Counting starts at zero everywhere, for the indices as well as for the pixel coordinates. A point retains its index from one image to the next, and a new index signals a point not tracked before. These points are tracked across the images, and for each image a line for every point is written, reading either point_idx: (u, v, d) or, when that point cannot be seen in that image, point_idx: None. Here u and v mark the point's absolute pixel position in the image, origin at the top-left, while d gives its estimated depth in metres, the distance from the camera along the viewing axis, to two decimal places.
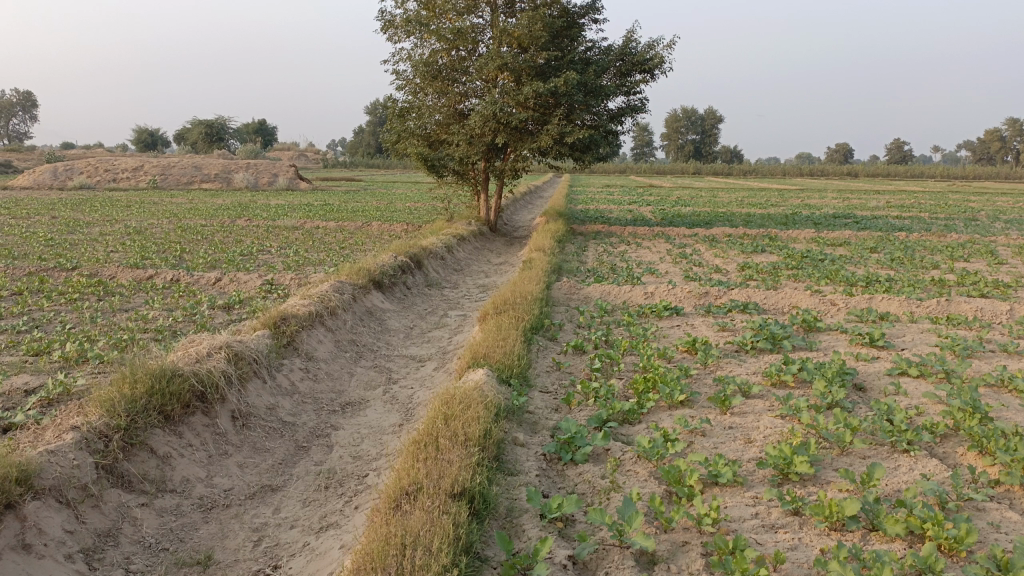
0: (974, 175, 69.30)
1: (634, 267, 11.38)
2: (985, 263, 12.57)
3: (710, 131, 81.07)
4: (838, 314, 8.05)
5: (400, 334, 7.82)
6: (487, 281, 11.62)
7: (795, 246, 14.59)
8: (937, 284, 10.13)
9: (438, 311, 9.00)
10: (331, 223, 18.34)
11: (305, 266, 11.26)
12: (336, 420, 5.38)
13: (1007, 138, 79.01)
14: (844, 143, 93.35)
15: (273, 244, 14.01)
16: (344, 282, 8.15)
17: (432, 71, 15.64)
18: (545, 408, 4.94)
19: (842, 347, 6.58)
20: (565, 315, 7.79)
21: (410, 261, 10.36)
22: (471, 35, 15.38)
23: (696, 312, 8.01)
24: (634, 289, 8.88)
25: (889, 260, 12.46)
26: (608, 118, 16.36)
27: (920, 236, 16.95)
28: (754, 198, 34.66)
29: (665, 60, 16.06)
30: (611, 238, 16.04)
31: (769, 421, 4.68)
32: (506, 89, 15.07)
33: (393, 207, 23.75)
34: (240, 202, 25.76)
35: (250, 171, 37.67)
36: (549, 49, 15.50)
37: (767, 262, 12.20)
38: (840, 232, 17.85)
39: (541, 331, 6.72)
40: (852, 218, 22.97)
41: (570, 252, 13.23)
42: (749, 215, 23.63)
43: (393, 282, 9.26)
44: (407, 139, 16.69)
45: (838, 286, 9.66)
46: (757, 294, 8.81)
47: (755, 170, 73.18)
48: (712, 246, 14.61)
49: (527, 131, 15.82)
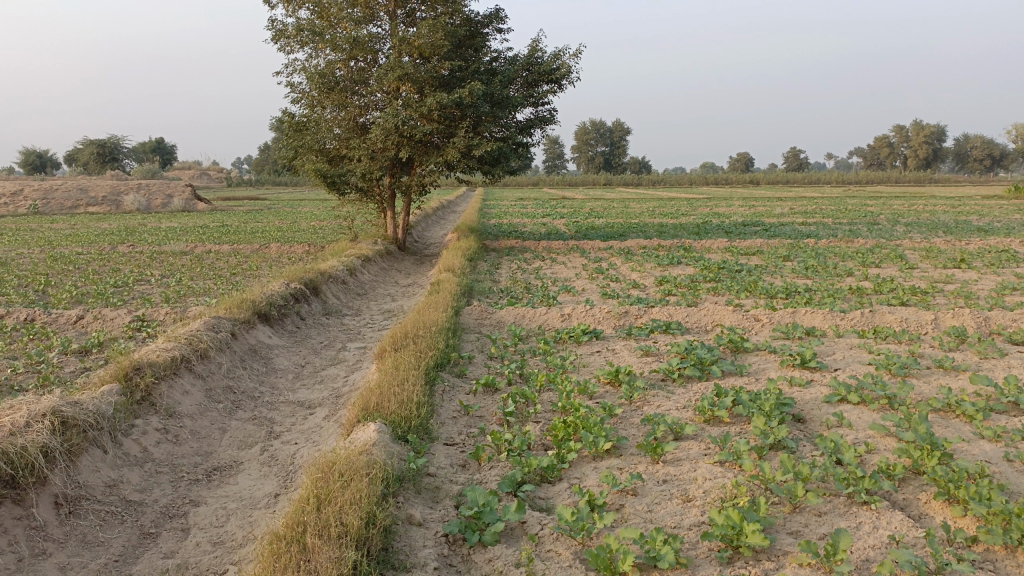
0: (867, 180, 72.71)
1: (549, 286, 10.77)
2: (897, 269, 12.58)
3: (620, 143, 82.49)
4: (764, 332, 7.58)
5: (289, 374, 6.90)
6: (393, 305, 10.77)
7: (710, 257, 14.36)
8: (855, 292, 9.90)
9: (335, 344, 8.09)
10: (225, 246, 17.05)
11: (187, 297, 10.12)
12: (197, 493, 4.45)
13: (895, 144, 83.52)
14: (746, 153, 96.74)
15: (154, 272, 12.74)
16: (223, 317, 7.17)
17: (328, 82, 14.67)
18: (450, 467, 4.18)
19: (773, 370, 6.08)
20: (475, 344, 7.04)
21: (304, 288, 9.41)
22: (370, 45, 14.56)
23: (617, 335, 7.41)
24: (550, 311, 8.23)
25: (804, 268, 12.30)
26: (517, 129, 15.76)
27: (829, 242, 17.04)
28: (665, 208, 35.01)
29: (572, 70, 15.58)
30: (525, 253, 15.44)
31: (707, 470, 4.04)
32: (408, 101, 14.29)
33: (295, 227, 22.49)
34: (128, 226, 23.96)
35: (143, 192, 35.49)
36: (452, 59, 14.81)
37: (684, 275, 11.83)
38: (752, 240, 17.83)
39: (447, 367, 5.94)
40: (761, 225, 23.19)
41: (481, 270, 12.51)
42: (662, 225, 23.52)
43: (284, 313, 8.30)
44: (305, 155, 15.65)
45: (759, 299, 9.29)
46: (678, 312, 8.29)
47: (663, 179, 74.57)
48: (628, 259, 14.18)
49: (433, 144, 15.09)
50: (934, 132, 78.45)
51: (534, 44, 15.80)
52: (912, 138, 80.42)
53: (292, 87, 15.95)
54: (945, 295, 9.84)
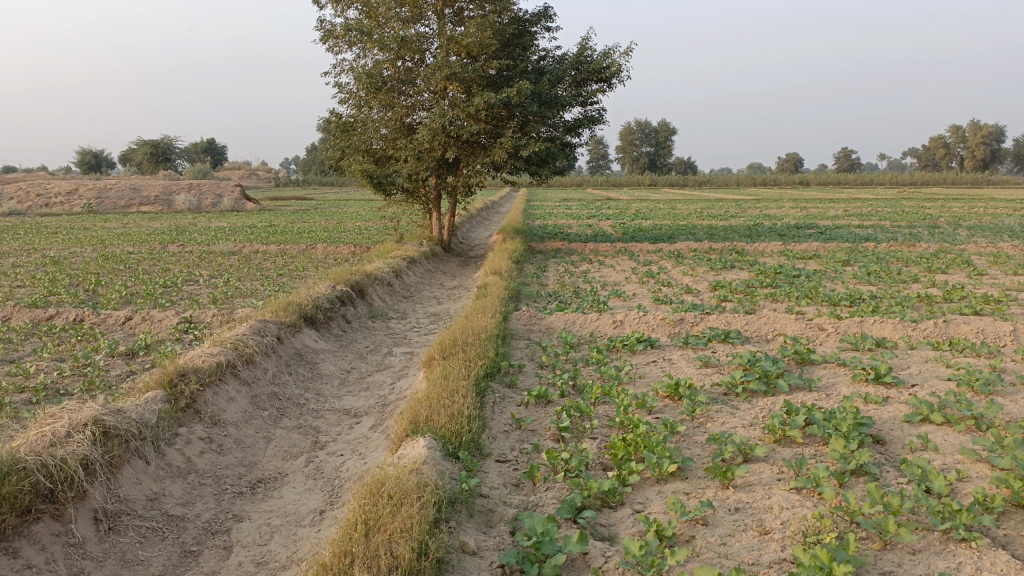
0: (921, 181, 70.53)
1: (598, 290, 10.47)
2: (964, 275, 11.97)
3: (665, 144, 81.55)
4: (829, 342, 7.19)
5: (335, 380, 6.74)
6: (439, 308, 10.59)
7: (764, 261, 13.89)
8: (923, 300, 9.39)
9: (381, 349, 7.91)
10: (271, 246, 17.11)
11: (234, 298, 10.07)
12: (240, 507, 4.27)
13: (951, 144, 80.99)
14: (794, 154, 94.88)
15: (202, 273, 12.79)
16: (269, 320, 7.04)
17: (375, 83, 14.59)
18: (503, 488, 3.92)
19: (843, 385, 5.71)
20: (524, 352, 6.79)
21: (350, 291, 9.27)
22: (418, 45, 14.44)
23: (673, 343, 7.09)
24: (601, 317, 7.94)
25: (866, 274, 11.79)
26: (565, 129, 15.48)
27: (888, 246, 16.38)
28: (713, 209, 34.35)
29: (622, 68, 15.24)
30: (572, 256, 15.15)
31: (782, 497, 3.73)
32: (456, 101, 14.12)
33: (341, 228, 22.56)
34: (178, 226, 24.31)
35: (193, 192, 36.09)
36: (501, 58, 14.60)
37: (739, 280, 11.42)
38: (807, 243, 17.27)
39: (498, 377, 5.69)
40: (815, 228, 22.50)
41: (528, 273, 12.27)
42: (711, 227, 22.99)
43: (329, 317, 8.16)
44: (351, 156, 15.59)
45: (821, 307, 8.87)
46: (736, 320, 7.93)
47: (709, 180, 73.42)
48: (679, 262, 13.79)
49: (480, 145, 14.90)
50: (993, 132, 75.78)
51: (584, 42, 15.49)
52: (970, 137, 77.84)
53: (340, 87, 15.91)
54: (1021, 304, 9.28)
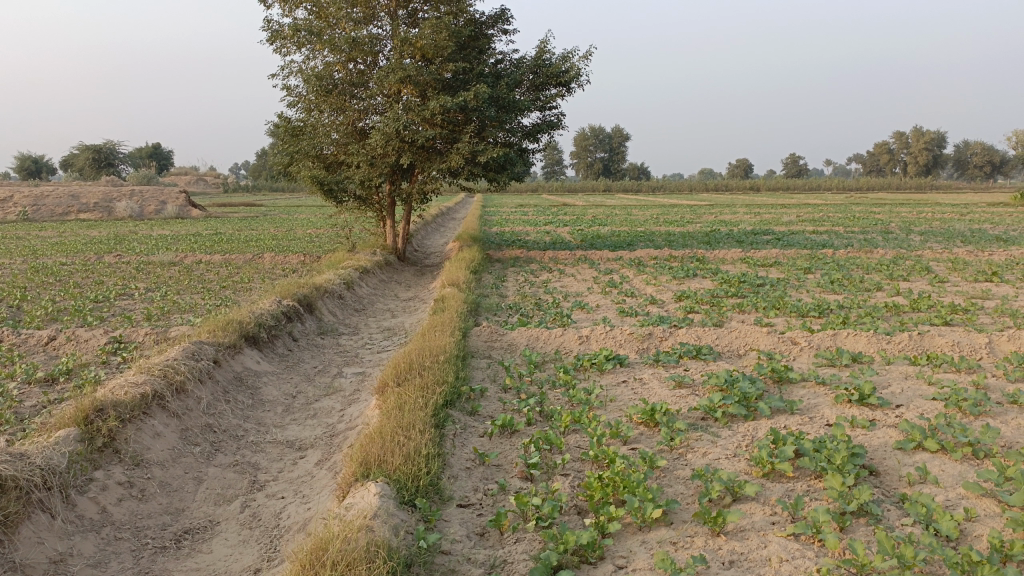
0: (868, 187, 72.14)
1: (560, 301, 10.05)
2: (927, 282, 11.87)
3: (620, 150, 81.94)
4: (805, 358, 6.87)
5: (279, 406, 6.16)
6: (393, 322, 10.05)
7: (727, 269, 13.66)
8: (892, 310, 9.18)
9: (330, 369, 7.34)
10: (216, 255, 16.31)
11: (171, 314, 9.38)
12: (163, 567, 3.70)
13: (895, 151, 83.10)
14: (745, 160, 96.37)
15: (139, 285, 12.01)
16: (206, 341, 6.43)
17: (325, 85, 13.97)
18: (466, 542, 3.44)
19: (826, 407, 5.37)
20: (485, 373, 6.31)
21: (297, 305, 8.68)
22: (369, 46, 13.88)
23: (643, 361, 6.70)
24: (566, 333, 7.51)
25: (830, 282, 11.60)
26: (523, 134, 15.06)
27: (847, 253, 16.34)
28: (668, 215, 34.38)
29: (581, 73, 14.90)
30: (531, 265, 14.73)
31: (781, 546, 3.32)
32: (410, 104, 13.60)
33: (291, 235, 21.80)
34: (119, 234, 23.19)
35: (136, 198, 34.77)
36: (456, 61, 14.12)
37: (703, 289, 11.13)
38: (766, 250, 17.15)
39: (458, 404, 5.20)
40: (772, 234, 22.50)
41: (487, 284, 11.80)
42: (670, 233, 22.84)
43: (274, 335, 7.56)
44: (300, 161, 14.94)
45: (790, 319, 8.58)
46: (707, 334, 7.58)
47: (663, 185, 73.99)
48: (641, 271, 13.47)
49: (435, 150, 14.40)
50: (935, 139, 77.94)
51: (541, 46, 15.10)
52: (913, 144, 79.98)
53: (288, 90, 15.27)
54: (989, 313, 9.13)
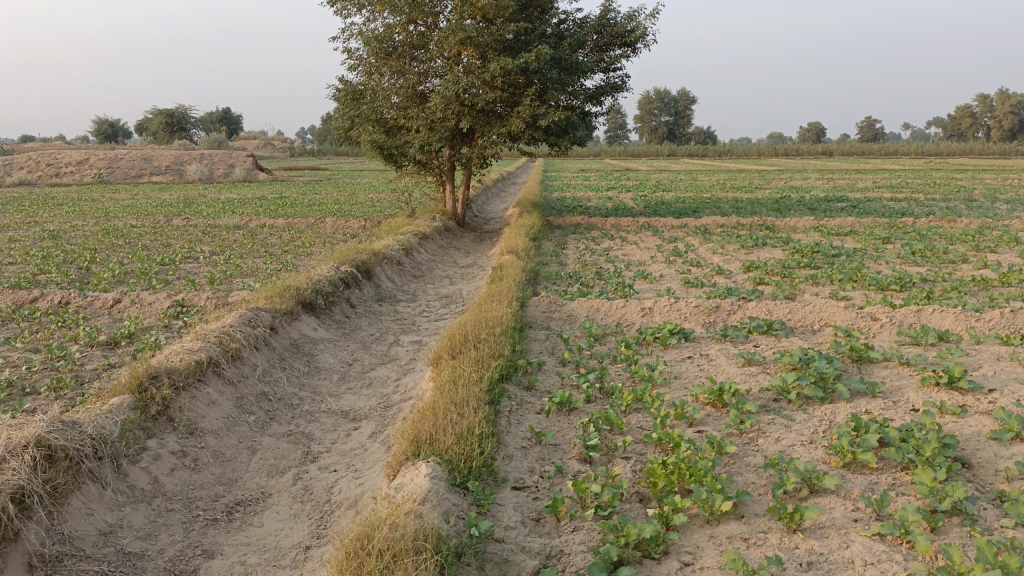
0: (948, 152, 68.60)
1: (621, 270, 9.74)
2: (1016, 254, 11.10)
3: (685, 113, 79.89)
4: (885, 336, 6.43)
5: (334, 374, 6.07)
6: (451, 289, 9.92)
7: (798, 237, 13.06)
8: (981, 284, 8.56)
9: (387, 337, 7.23)
10: (279, 219, 16.46)
11: (232, 278, 9.43)
12: (213, 540, 3.63)
13: (980, 113, 78.77)
14: (817, 124, 92.88)
15: (203, 249, 12.16)
16: (262, 308, 6.38)
17: (386, 48, 13.93)
18: (521, 529, 3.25)
19: (911, 391, 4.98)
20: (543, 346, 6.08)
21: (355, 272, 8.60)
22: (430, 7, 13.61)
23: (710, 335, 6.37)
24: (628, 304, 7.22)
25: (910, 253, 10.94)
26: (586, 97, 14.61)
27: (929, 221, 15.44)
28: (735, 181, 33.35)
29: (648, 32, 14.32)
30: (592, 231, 14.38)
31: (865, 547, 3.04)
32: (471, 67, 13.32)
33: (353, 200, 21.91)
34: (188, 197, 23.68)
35: (204, 162, 35.50)
36: (517, 21, 13.73)
37: (773, 259, 10.64)
38: (840, 218, 16.36)
39: (514, 379, 5.00)
40: (846, 201, 21.51)
41: (546, 251, 11.55)
42: (737, 200, 22.08)
43: (331, 302, 7.49)
44: (361, 125, 14.85)
45: (867, 293, 8.09)
46: (778, 307, 7.17)
47: (730, 149, 71.93)
48: (707, 239, 12.99)
49: (496, 114, 14.11)
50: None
51: (607, 4, 14.55)
52: (999, 107, 75.62)
53: (350, 54, 15.16)
54: None
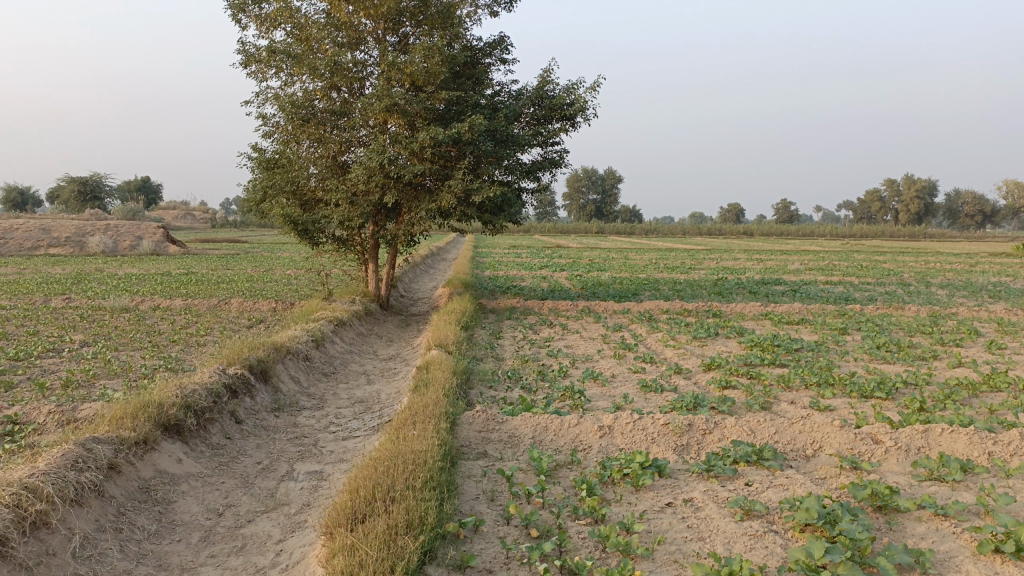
0: (861, 234, 71.33)
1: (566, 369, 8.43)
2: (983, 349, 10.34)
3: (612, 192, 81.33)
4: (897, 467, 5.24)
5: (194, 533, 4.45)
6: (369, 390, 8.40)
7: (750, 327, 12.10)
8: (970, 389, 7.59)
9: (277, 465, 5.64)
10: (177, 300, 14.64)
11: (96, 380, 7.67)
12: None
13: (888, 198, 82.77)
14: (737, 205, 96.10)
15: (76, 338, 10.32)
16: (101, 439, 4.74)
17: (303, 114, 12.61)
18: None
19: (969, 562, 3.74)
20: (479, 489, 4.62)
21: (246, 374, 7.00)
22: (353, 72, 12.48)
23: (688, 470, 5.07)
24: (582, 421, 5.88)
25: (875, 348, 10.04)
26: (523, 172, 13.61)
27: (876, 309, 14.82)
28: (668, 261, 32.96)
29: (588, 106, 13.54)
30: (528, 317, 13.14)
31: None
32: (398, 136, 12.19)
33: (268, 277, 20.17)
34: (83, 272, 21.44)
35: (110, 233, 33.08)
36: (449, 89, 12.72)
37: (731, 354, 9.54)
38: (786, 303, 15.58)
39: (439, 559, 3.52)
40: (784, 284, 21.04)
41: (480, 342, 10.21)
42: (675, 281, 21.38)
43: (207, 420, 5.87)
44: (274, 197, 13.36)
45: (851, 403, 6.98)
46: (762, 424, 5.94)
47: (656, 228, 73.00)
48: (654, 328, 11.89)
49: (424, 189, 12.91)
50: (927, 188, 77.76)
51: (545, 76, 13.77)
52: (904, 193, 79.67)
53: (265, 120, 13.85)
54: None
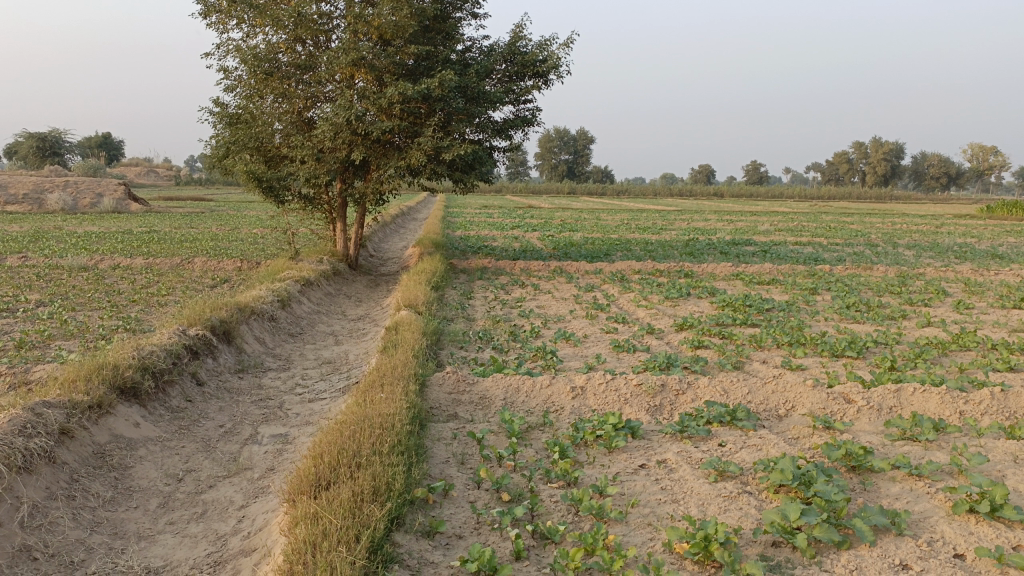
0: (829, 196, 71.98)
1: (538, 329, 8.31)
2: (950, 309, 10.41)
3: (584, 152, 80.93)
4: (869, 428, 5.21)
5: (152, 500, 4.27)
6: (336, 351, 8.21)
7: (721, 287, 12.07)
8: (939, 349, 7.62)
9: (240, 429, 5.46)
10: (138, 259, 14.23)
11: (52, 342, 7.38)
12: None
13: (856, 160, 83.45)
14: (707, 166, 96.32)
15: (30, 298, 9.95)
16: (52, 403, 4.52)
17: (266, 68, 12.15)
18: None
19: (944, 523, 3.71)
20: (449, 453, 4.50)
21: (208, 335, 6.77)
22: (319, 24, 12.02)
23: (662, 431, 4.99)
24: (554, 382, 5.77)
25: (846, 308, 10.06)
26: (495, 130, 13.32)
27: (846, 269, 14.90)
28: (639, 221, 32.92)
29: (561, 62, 13.24)
30: (500, 277, 12.99)
31: None
32: (365, 91, 11.82)
33: (233, 236, 19.72)
34: (41, 230, 20.79)
35: (69, 190, 32.11)
36: (418, 44, 12.33)
37: (703, 314, 9.50)
38: (757, 264, 15.60)
39: (407, 527, 3.40)
40: (755, 245, 21.09)
41: (450, 302, 10.05)
42: (647, 241, 21.33)
43: (166, 383, 5.66)
44: (238, 154, 12.94)
45: (823, 363, 6.95)
46: (735, 385, 5.88)
47: (628, 189, 72.92)
48: (627, 288, 11.81)
49: (393, 146, 12.58)
50: (895, 150, 78.49)
51: (517, 31, 13.41)
52: (872, 155, 80.35)
53: (227, 74, 13.34)
54: None
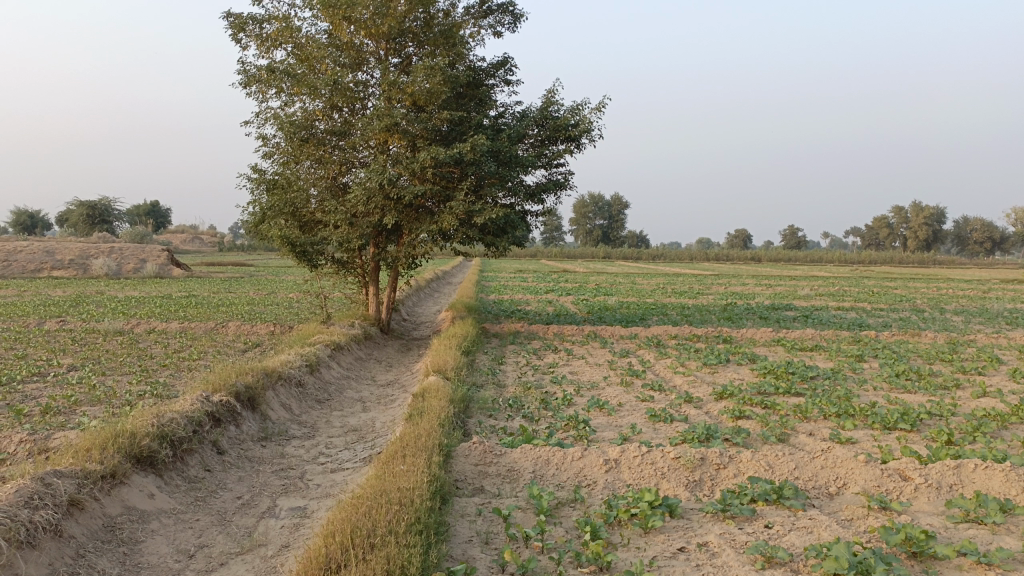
0: (870, 260, 70.82)
1: (571, 397, 8.03)
2: (1007, 377, 9.87)
3: (619, 217, 81.19)
4: (929, 509, 4.80)
5: None
6: (363, 418, 8.00)
7: (762, 353, 11.67)
8: (1000, 421, 7.14)
9: (258, 501, 5.24)
10: (173, 324, 14.30)
11: (77, 407, 7.29)
12: None
13: (896, 224, 82.32)
14: (743, 231, 95.81)
15: (63, 363, 9.97)
16: (64, 473, 4.36)
17: (302, 134, 12.35)
18: None
19: None
20: (473, 531, 4.22)
21: (231, 402, 6.61)
22: (354, 92, 12.24)
23: (702, 510, 4.65)
24: (586, 454, 5.47)
25: (895, 376, 9.59)
26: (527, 194, 13.30)
27: (892, 336, 14.37)
28: (675, 285, 32.53)
29: (593, 126, 13.25)
30: (533, 343, 12.75)
31: None
32: (398, 156, 11.91)
33: (269, 300, 19.85)
34: (83, 295, 21.18)
35: (113, 256, 32.90)
36: (451, 109, 12.46)
37: (743, 382, 9.11)
38: (798, 329, 15.13)
39: None
40: (795, 309, 20.58)
41: (481, 368, 9.83)
42: (683, 306, 20.96)
43: (184, 452, 5.48)
44: (273, 219, 13.06)
45: (874, 436, 6.53)
46: (780, 459, 5.51)
47: (663, 253, 72.64)
48: (663, 354, 11.47)
49: (426, 210, 12.61)
50: (935, 214, 77.35)
51: (549, 96, 13.49)
52: (912, 219, 79.24)
53: (265, 141, 13.62)
54: None
